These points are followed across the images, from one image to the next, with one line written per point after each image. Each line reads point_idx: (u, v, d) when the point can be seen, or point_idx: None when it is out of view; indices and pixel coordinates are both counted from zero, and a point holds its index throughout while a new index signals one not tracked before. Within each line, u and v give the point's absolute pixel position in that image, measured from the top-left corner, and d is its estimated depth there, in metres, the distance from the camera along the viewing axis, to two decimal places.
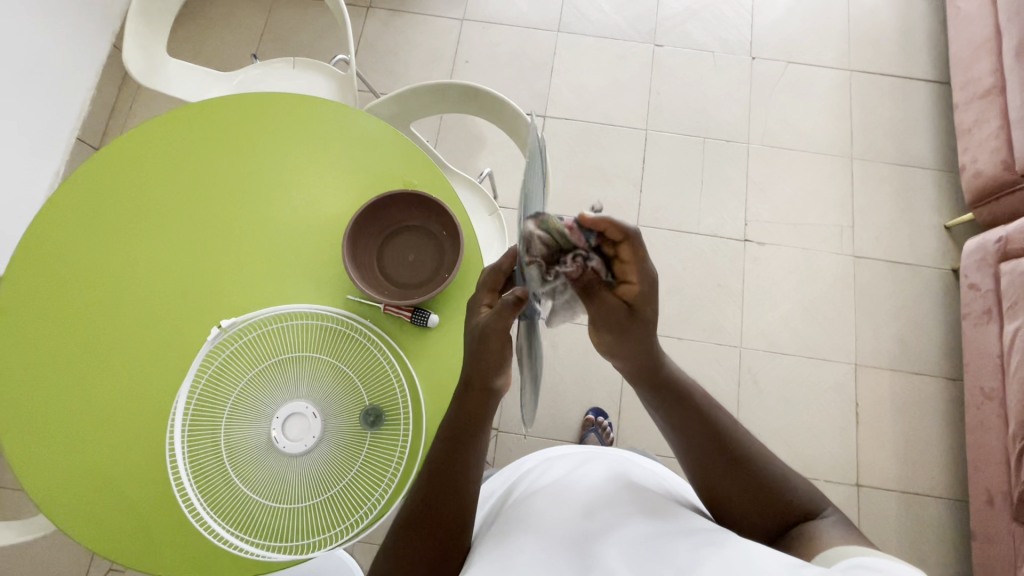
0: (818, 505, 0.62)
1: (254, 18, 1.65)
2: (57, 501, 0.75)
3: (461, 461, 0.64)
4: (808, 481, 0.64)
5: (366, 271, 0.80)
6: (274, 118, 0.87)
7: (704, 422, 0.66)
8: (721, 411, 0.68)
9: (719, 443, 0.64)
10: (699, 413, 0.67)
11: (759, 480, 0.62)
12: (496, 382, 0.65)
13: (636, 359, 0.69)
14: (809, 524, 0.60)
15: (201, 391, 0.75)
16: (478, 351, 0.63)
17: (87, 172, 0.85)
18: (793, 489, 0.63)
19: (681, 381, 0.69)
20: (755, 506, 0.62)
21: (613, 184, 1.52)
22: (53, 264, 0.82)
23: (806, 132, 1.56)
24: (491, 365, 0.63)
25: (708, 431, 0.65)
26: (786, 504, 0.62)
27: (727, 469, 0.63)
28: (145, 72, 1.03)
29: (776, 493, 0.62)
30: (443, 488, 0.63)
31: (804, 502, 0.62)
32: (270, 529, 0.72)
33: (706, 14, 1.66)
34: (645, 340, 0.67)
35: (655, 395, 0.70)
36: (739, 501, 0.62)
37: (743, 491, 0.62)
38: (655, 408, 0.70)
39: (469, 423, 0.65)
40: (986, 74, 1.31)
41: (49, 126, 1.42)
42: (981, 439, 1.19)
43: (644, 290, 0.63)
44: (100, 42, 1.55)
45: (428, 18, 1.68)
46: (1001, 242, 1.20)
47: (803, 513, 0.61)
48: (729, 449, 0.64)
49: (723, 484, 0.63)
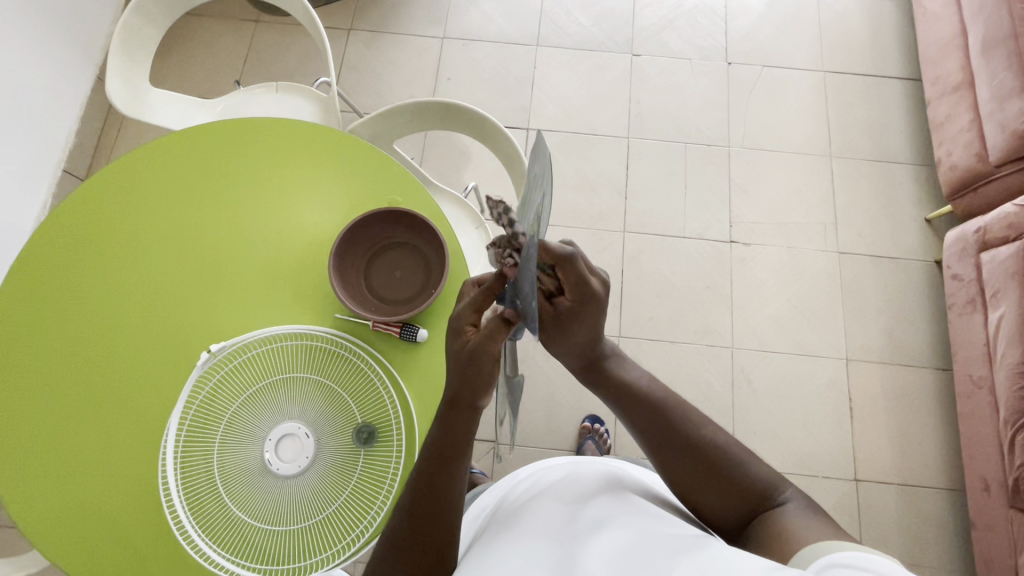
0: (778, 488, 0.63)
1: (237, 45, 1.67)
2: (51, 536, 0.74)
3: (448, 481, 0.63)
4: (768, 464, 0.65)
5: (353, 289, 0.81)
6: (259, 142, 0.88)
7: (660, 423, 0.66)
8: (679, 405, 0.67)
9: (670, 433, 0.65)
10: (649, 407, 0.67)
11: (714, 468, 0.63)
12: (484, 403, 0.63)
13: (573, 356, 0.70)
14: (770, 513, 0.61)
15: (193, 416, 0.75)
16: (468, 372, 0.61)
17: (75, 202, 0.85)
18: (754, 476, 0.63)
19: (634, 383, 0.69)
20: (717, 499, 0.63)
21: (598, 193, 1.54)
22: (41, 296, 0.82)
23: (785, 133, 1.59)
24: (479, 386, 0.61)
25: (663, 430, 0.66)
26: (744, 493, 0.62)
27: (681, 460, 0.64)
28: (128, 103, 1.04)
29: (735, 483, 0.62)
30: (430, 508, 0.63)
31: (763, 488, 0.63)
32: (265, 554, 0.71)
33: (681, 23, 1.69)
34: (592, 345, 0.69)
35: (607, 396, 0.71)
36: (699, 492, 0.64)
37: (699, 480, 0.63)
38: (615, 408, 0.71)
39: (453, 447, 0.63)
40: (955, 69, 1.34)
41: (34, 160, 1.43)
42: (974, 427, 1.20)
43: (578, 299, 0.63)
44: (84, 75, 1.57)
45: (410, 37, 1.71)
46: (979, 233, 1.22)
47: (762, 498, 0.62)
48: (681, 439, 0.65)
49: (680, 475, 0.64)
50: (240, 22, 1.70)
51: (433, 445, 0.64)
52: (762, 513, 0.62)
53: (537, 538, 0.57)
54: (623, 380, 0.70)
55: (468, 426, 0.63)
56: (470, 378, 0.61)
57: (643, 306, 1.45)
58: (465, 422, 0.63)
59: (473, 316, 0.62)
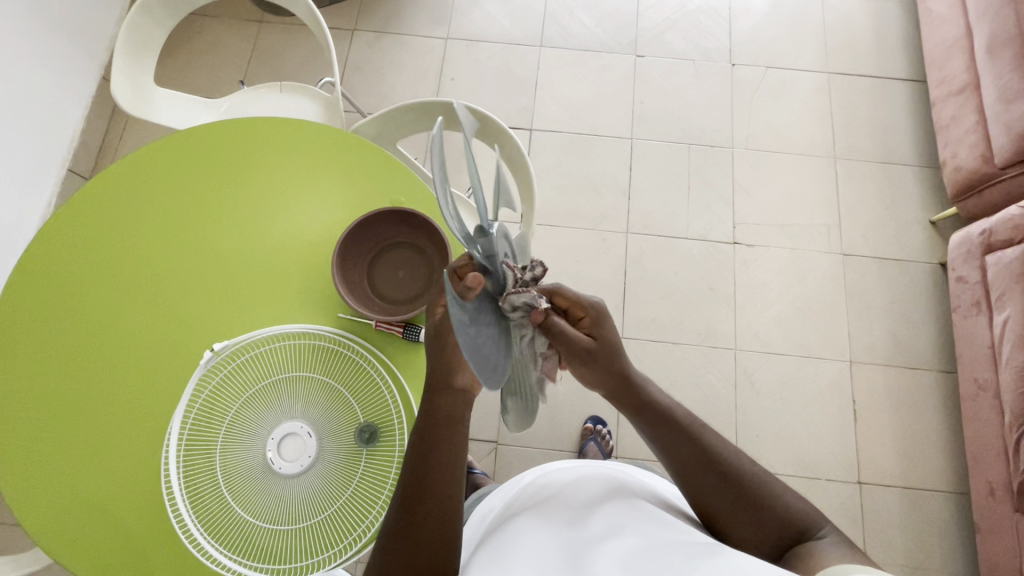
0: (813, 523, 0.61)
1: (241, 46, 1.68)
2: (55, 532, 0.75)
3: (444, 467, 0.63)
4: (803, 497, 0.64)
5: (356, 289, 0.81)
6: (260, 141, 0.88)
7: (694, 444, 0.66)
8: (711, 432, 0.67)
9: (709, 459, 0.64)
10: (689, 433, 0.67)
11: (753, 498, 0.62)
12: (458, 378, 0.64)
13: (614, 377, 0.68)
14: (807, 544, 0.59)
15: (197, 413, 0.75)
16: (439, 348, 0.62)
17: (78, 202, 0.86)
18: (792, 508, 0.62)
19: (669, 405, 0.69)
20: (754, 527, 0.61)
21: (601, 193, 1.54)
22: (47, 293, 0.82)
23: (789, 134, 1.58)
24: (455, 360, 0.62)
25: (699, 452, 0.65)
26: (782, 523, 0.61)
27: (719, 487, 0.63)
28: (132, 101, 1.05)
29: (772, 512, 0.62)
30: (424, 500, 0.61)
31: (801, 521, 0.61)
32: (267, 552, 0.71)
33: (684, 23, 1.69)
34: (618, 359, 0.68)
35: (643, 420, 0.69)
36: (736, 520, 0.62)
37: (734, 508, 0.62)
38: (648, 434, 0.69)
39: (448, 426, 0.64)
40: (960, 71, 1.34)
41: (39, 158, 1.43)
42: (978, 430, 1.19)
43: (593, 318, 0.67)
44: (89, 75, 1.57)
45: (414, 38, 1.71)
46: (985, 235, 1.22)
47: (798, 531, 0.61)
48: (719, 465, 0.64)
49: (717, 505, 0.63)
50: (244, 22, 1.70)
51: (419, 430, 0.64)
52: (796, 545, 0.60)
53: (546, 547, 0.56)
54: (662, 406, 0.69)
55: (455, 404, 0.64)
56: (442, 356, 0.62)
57: (646, 307, 1.45)
58: (445, 402, 0.64)
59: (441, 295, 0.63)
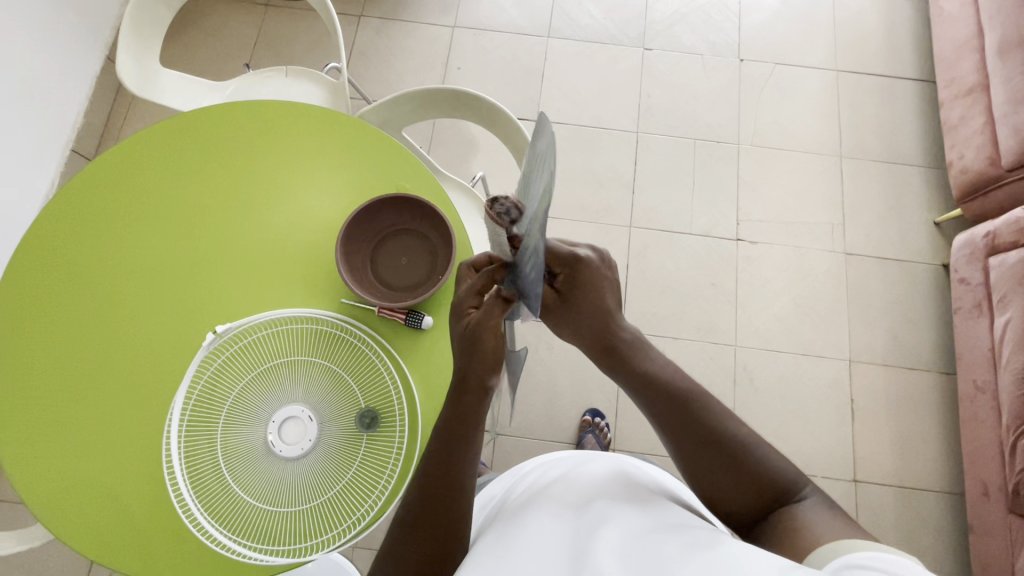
0: (794, 484, 0.62)
1: (247, 29, 1.67)
2: (56, 510, 0.75)
3: (456, 459, 0.63)
4: (786, 459, 0.64)
5: (360, 275, 0.81)
6: (263, 125, 0.87)
7: (680, 407, 0.66)
8: (699, 393, 0.67)
9: (691, 425, 0.65)
10: (669, 395, 0.67)
11: (734, 462, 0.62)
12: (492, 381, 0.64)
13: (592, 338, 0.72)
14: (788, 506, 0.60)
15: (199, 395, 0.75)
16: (471, 350, 0.62)
17: (81, 183, 0.85)
18: (774, 470, 0.62)
19: (653, 369, 0.69)
20: (733, 490, 0.62)
21: (606, 186, 1.54)
22: (49, 272, 0.82)
23: (796, 132, 1.58)
24: (489, 364, 0.63)
25: (683, 417, 0.65)
26: (762, 485, 0.62)
27: (699, 450, 0.64)
28: (137, 83, 1.04)
29: (754, 475, 0.62)
30: (434, 489, 0.62)
31: (783, 483, 0.62)
32: (266, 534, 0.72)
33: (694, 17, 1.68)
34: (595, 320, 0.71)
35: (627, 379, 0.71)
36: (717, 483, 0.63)
37: (715, 471, 0.63)
38: (635, 395, 0.70)
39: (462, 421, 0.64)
40: (970, 71, 1.33)
41: (43, 138, 1.43)
42: (975, 431, 1.19)
43: (570, 274, 0.69)
44: (94, 56, 1.57)
45: (421, 25, 1.70)
46: (989, 237, 1.22)
47: (779, 492, 0.62)
48: (701, 431, 0.64)
49: (699, 468, 0.64)
50: (251, 6, 1.69)
51: (445, 423, 0.64)
52: (777, 508, 0.61)
53: (548, 533, 0.56)
54: (644, 368, 0.70)
55: (478, 405, 0.64)
56: (472, 360, 0.63)
57: (647, 301, 1.45)
58: (475, 401, 0.64)
59: (473, 297, 0.63)
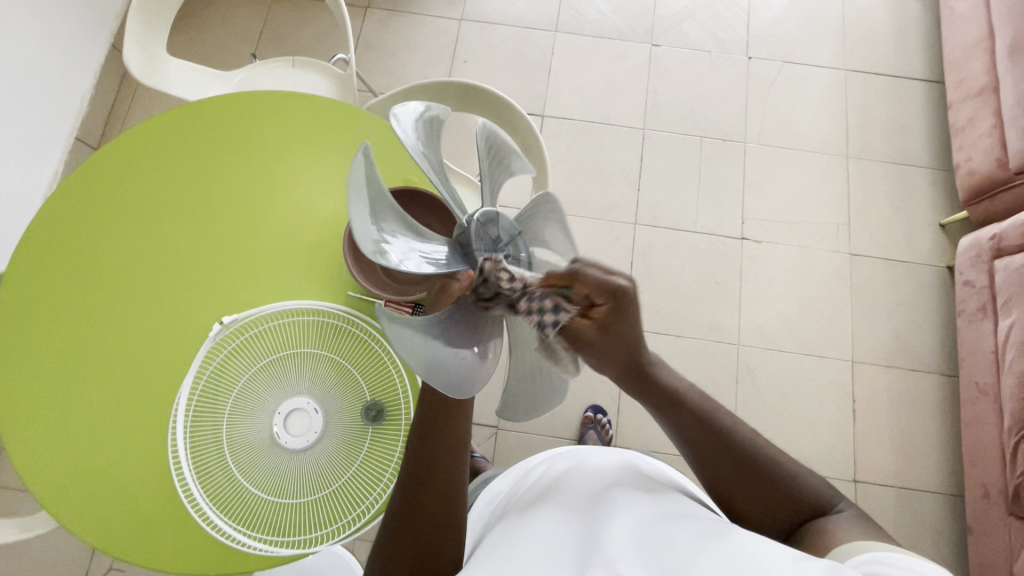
0: (826, 498, 0.63)
1: (253, 19, 1.66)
2: (60, 497, 0.75)
3: (447, 454, 0.61)
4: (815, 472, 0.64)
5: (365, 267, 0.80)
6: (271, 117, 0.87)
7: (705, 427, 0.64)
8: (725, 412, 0.66)
9: (721, 444, 0.63)
10: (698, 416, 0.64)
11: (767, 479, 0.62)
12: None
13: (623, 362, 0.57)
14: (821, 521, 0.61)
15: (205, 385, 0.75)
16: None
17: (88, 171, 0.85)
18: (806, 486, 0.63)
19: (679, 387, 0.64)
20: (767, 508, 0.62)
21: (611, 183, 1.53)
22: (55, 260, 0.82)
23: (803, 131, 1.57)
24: None
25: (711, 436, 0.64)
26: (795, 501, 0.62)
27: (733, 469, 0.63)
28: (144, 71, 1.03)
29: (787, 492, 0.62)
30: (426, 483, 0.61)
31: (815, 497, 0.63)
32: (271, 525, 0.72)
33: (702, 14, 1.67)
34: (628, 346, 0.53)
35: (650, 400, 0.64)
36: (748, 502, 0.63)
37: (749, 490, 0.62)
38: (656, 413, 0.66)
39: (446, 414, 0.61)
40: (980, 72, 1.32)
41: (47, 126, 1.42)
42: (976, 434, 1.20)
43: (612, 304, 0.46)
44: (99, 43, 1.56)
45: (428, 17, 1.69)
46: (995, 240, 1.21)
47: (812, 507, 0.62)
48: (732, 449, 0.63)
49: (731, 487, 0.63)
50: None
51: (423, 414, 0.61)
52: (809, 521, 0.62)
53: (557, 528, 0.56)
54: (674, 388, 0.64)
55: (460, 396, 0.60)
56: None
57: (652, 298, 1.45)
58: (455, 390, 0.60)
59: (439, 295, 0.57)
